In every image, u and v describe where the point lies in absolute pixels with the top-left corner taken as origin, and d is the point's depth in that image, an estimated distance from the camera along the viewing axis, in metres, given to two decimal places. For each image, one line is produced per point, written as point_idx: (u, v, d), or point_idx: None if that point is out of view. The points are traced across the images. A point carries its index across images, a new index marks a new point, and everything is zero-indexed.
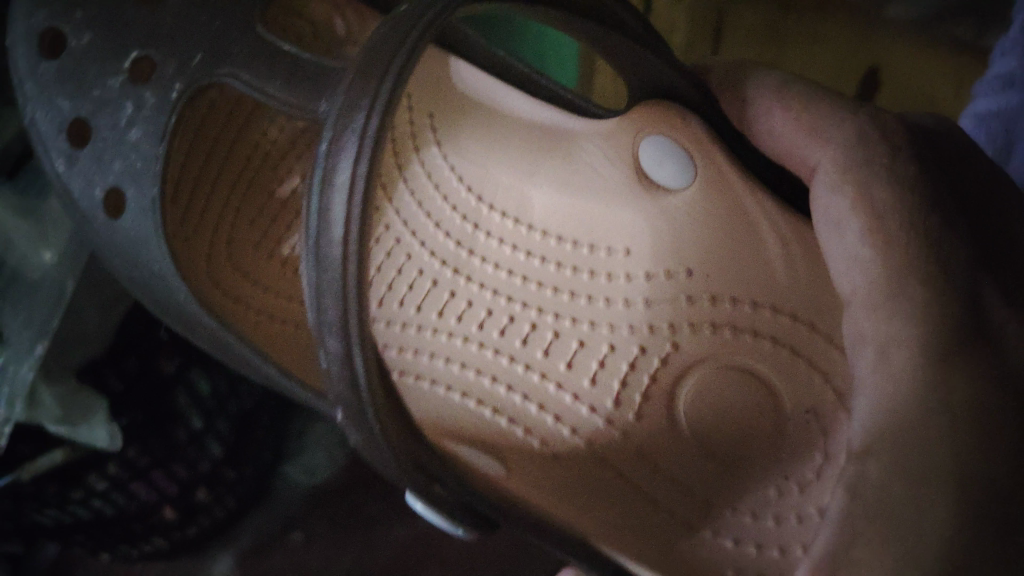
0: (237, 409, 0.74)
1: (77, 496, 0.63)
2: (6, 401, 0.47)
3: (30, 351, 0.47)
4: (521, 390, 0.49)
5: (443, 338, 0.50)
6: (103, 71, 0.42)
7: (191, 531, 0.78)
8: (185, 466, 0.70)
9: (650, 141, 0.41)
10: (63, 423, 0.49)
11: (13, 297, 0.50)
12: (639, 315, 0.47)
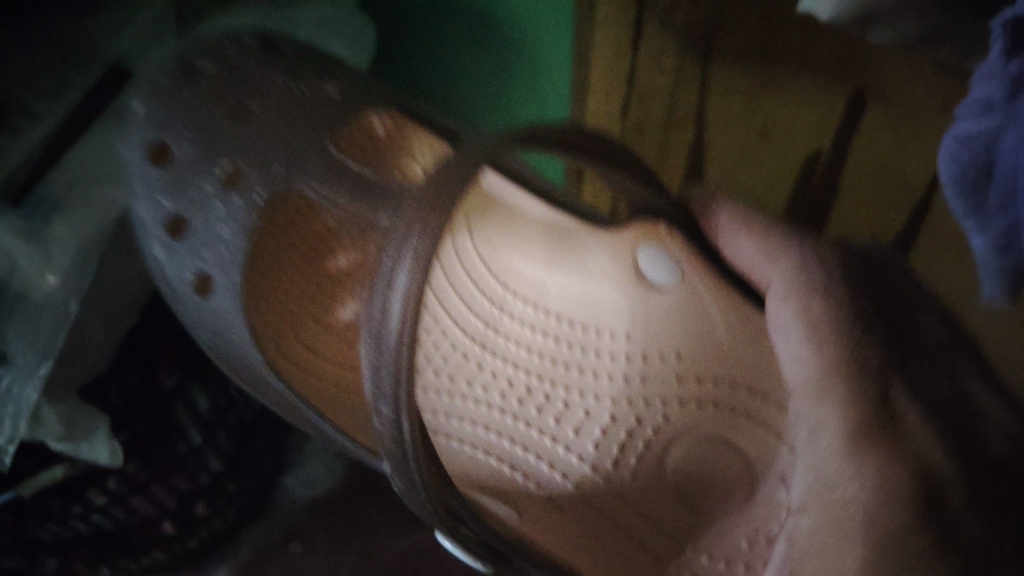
0: (238, 421, 0.75)
1: (77, 511, 0.64)
2: (9, 420, 0.45)
3: (33, 372, 0.45)
4: (535, 450, 0.54)
5: (470, 404, 0.55)
6: (199, 169, 0.40)
7: (191, 543, 0.78)
8: (186, 479, 0.70)
9: (645, 252, 0.45)
10: (64, 440, 0.49)
11: (13, 320, 0.45)
12: (636, 391, 0.53)
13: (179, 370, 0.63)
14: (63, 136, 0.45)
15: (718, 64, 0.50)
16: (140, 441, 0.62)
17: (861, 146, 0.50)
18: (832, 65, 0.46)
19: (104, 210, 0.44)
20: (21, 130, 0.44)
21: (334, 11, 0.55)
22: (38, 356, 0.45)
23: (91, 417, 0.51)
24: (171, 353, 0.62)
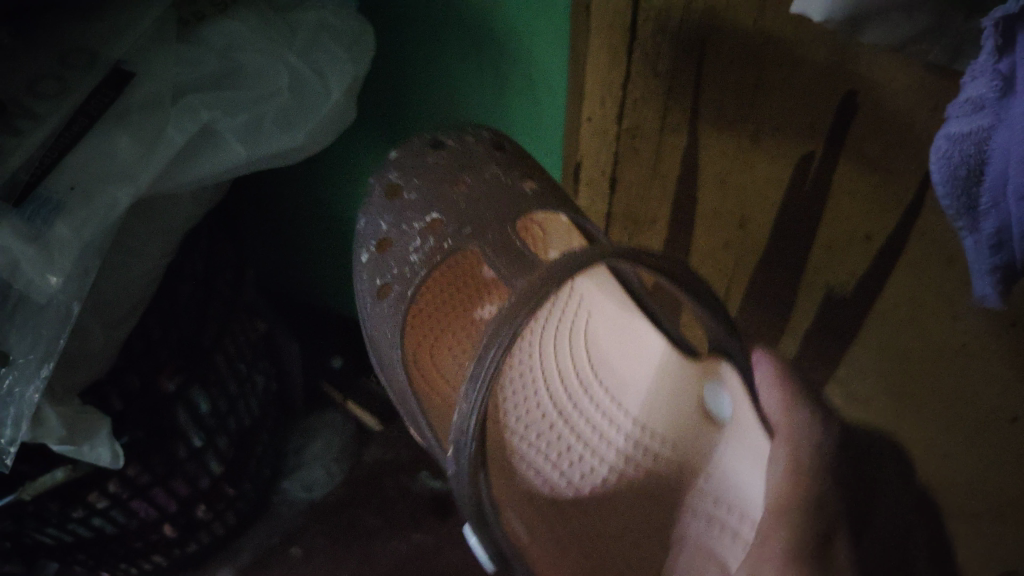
0: (237, 426, 0.76)
1: (77, 515, 0.65)
2: (12, 422, 0.46)
3: (37, 373, 0.46)
4: (556, 479, 0.60)
5: (530, 433, 0.62)
6: (416, 208, 0.51)
7: (191, 547, 0.80)
8: (186, 483, 0.72)
9: (713, 389, 0.53)
10: (65, 442, 0.49)
11: (18, 317, 0.45)
12: (646, 478, 0.61)
13: (182, 373, 0.63)
14: (63, 139, 0.44)
15: (709, 75, 0.50)
16: (140, 446, 0.63)
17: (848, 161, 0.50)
18: (814, 78, 0.46)
19: (107, 210, 0.45)
20: (20, 132, 0.43)
21: (334, 17, 0.53)
22: (39, 359, 0.46)
23: (92, 418, 0.51)
24: (169, 362, 0.62)
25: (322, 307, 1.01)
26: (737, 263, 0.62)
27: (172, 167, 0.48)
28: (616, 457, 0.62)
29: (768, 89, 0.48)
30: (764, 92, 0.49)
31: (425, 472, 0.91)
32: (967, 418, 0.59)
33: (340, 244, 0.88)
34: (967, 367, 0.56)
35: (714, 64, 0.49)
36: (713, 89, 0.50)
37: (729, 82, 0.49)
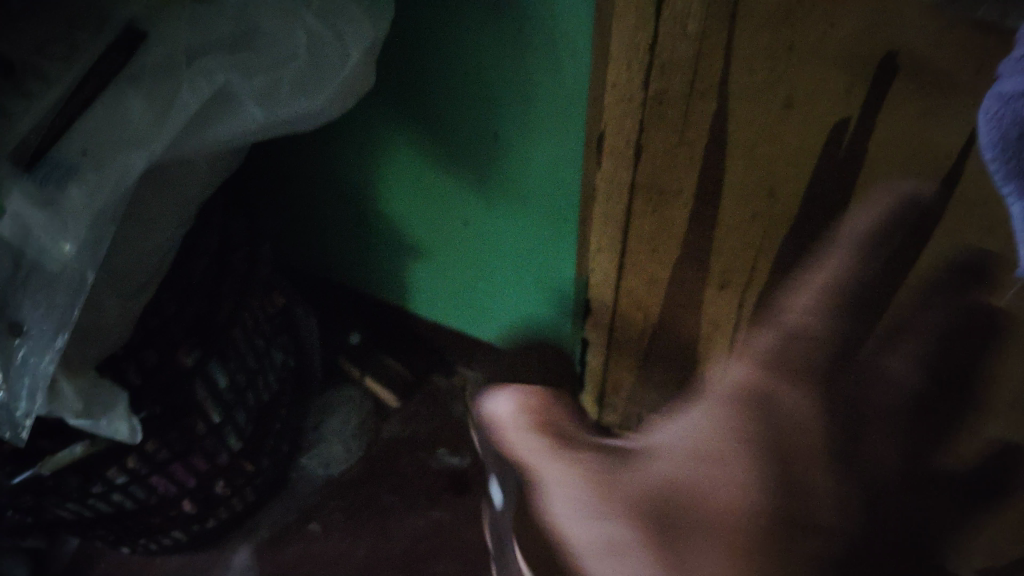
0: (255, 400, 0.76)
1: (97, 490, 0.65)
2: (28, 394, 0.47)
3: (50, 344, 0.46)
4: None
5: None
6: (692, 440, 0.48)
7: (210, 523, 0.81)
8: (205, 458, 0.72)
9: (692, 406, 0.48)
10: (84, 415, 0.50)
11: (31, 285, 0.45)
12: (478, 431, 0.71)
13: (198, 350, 0.63)
14: (74, 102, 0.43)
15: (740, 37, 0.48)
16: (159, 422, 0.62)
17: (886, 125, 0.48)
18: (850, 40, 0.44)
19: (121, 173, 0.45)
20: (31, 94, 0.42)
21: None
22: (53, 330, 0.46)
23: (110, 390, 0.52)
24: (185, 339, 0.61)
25: (336, 284, 1.01)
26: (765, 235, 0.60)
27: (186, 130, 0.47)
28: None
29: (803, 51, 0.47)
30: (797, 54, 0.47)
31: (443, 450, 0.94)
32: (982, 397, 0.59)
33: (355, 219, 0.87)
34: (981, 347, 0.56)
35: (747, 24, 0.47)
36: (744, 51, 0.48)
37: (762, 43, 0.48)
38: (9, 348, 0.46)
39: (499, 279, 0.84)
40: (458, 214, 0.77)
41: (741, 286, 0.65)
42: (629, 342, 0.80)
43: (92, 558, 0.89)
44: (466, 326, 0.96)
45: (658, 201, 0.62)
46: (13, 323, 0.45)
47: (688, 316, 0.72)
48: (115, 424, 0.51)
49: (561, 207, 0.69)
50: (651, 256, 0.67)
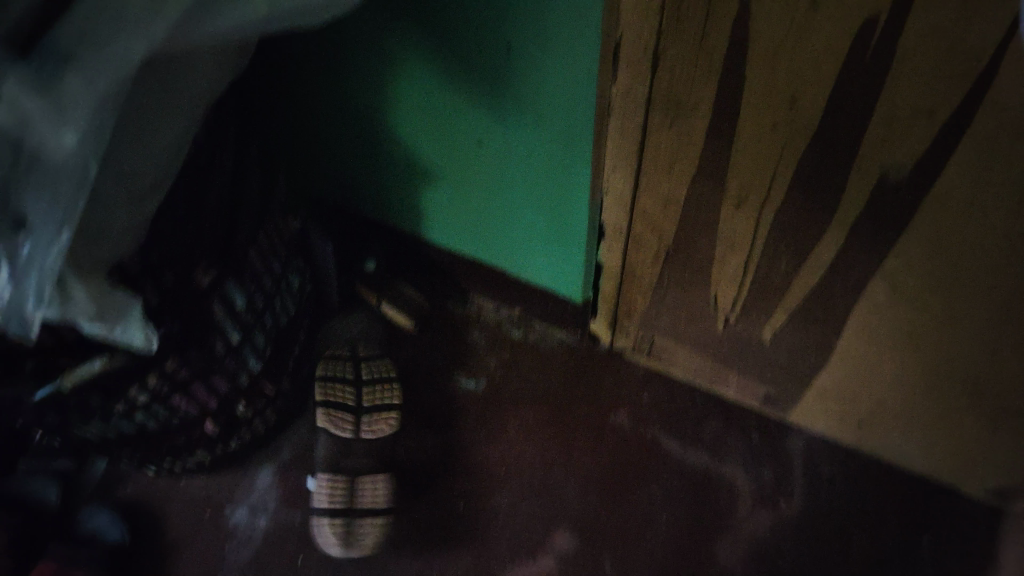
0: (273, 322, 0.77)
1: (120, 408, 0.66)
2: (36, 288, 0.47)
3: (55, 238, 0.46)
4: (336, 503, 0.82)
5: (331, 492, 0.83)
6: None
7: (233, 445, 0.83)
8: (226, 378, 0.73)
9: None
10: (96, 321, 0.51)
11: (31, 176, 0.44)
12: (338, 482, 0.83)
13: (215, 270, 0.64)
14: None
15: None
16: (178, 338, 0.63)
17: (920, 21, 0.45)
18: None
19: (119, 64, 0.42)
20: None
21: None
22: (54, 228, 0.46)
23: (123, 299, 0.53)
24: (202, 261, 0.63)
25: (354, 212, 1.02)
26: (785, 149, 0.58)
27: (187, 18, 0.44)
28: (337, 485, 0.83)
29: None
30: None
31: (458, 373, 0.99)
32: (976, 313, 0.61)
33: (367, 142, 0.86)
34: (986, 263, 0.56)
35: None
36: None
37: None
38: (13, 240, 0.47)
39: (512, 204, 0.82)
40: (472, 134, 0.75)
41: (759, 205, 0.63)
42: (640, 267, 0.79)
43: (120, 479, 0.93)
44: (479, 253, 0.96)
45: (675, 114, 0.60)
46: (18, 216, 0.46)
47: (704, 240, 0.70)
48: (129, 330, 0.53)
49: (578, 119, 0.67)
50: (667, 173, 0.66)
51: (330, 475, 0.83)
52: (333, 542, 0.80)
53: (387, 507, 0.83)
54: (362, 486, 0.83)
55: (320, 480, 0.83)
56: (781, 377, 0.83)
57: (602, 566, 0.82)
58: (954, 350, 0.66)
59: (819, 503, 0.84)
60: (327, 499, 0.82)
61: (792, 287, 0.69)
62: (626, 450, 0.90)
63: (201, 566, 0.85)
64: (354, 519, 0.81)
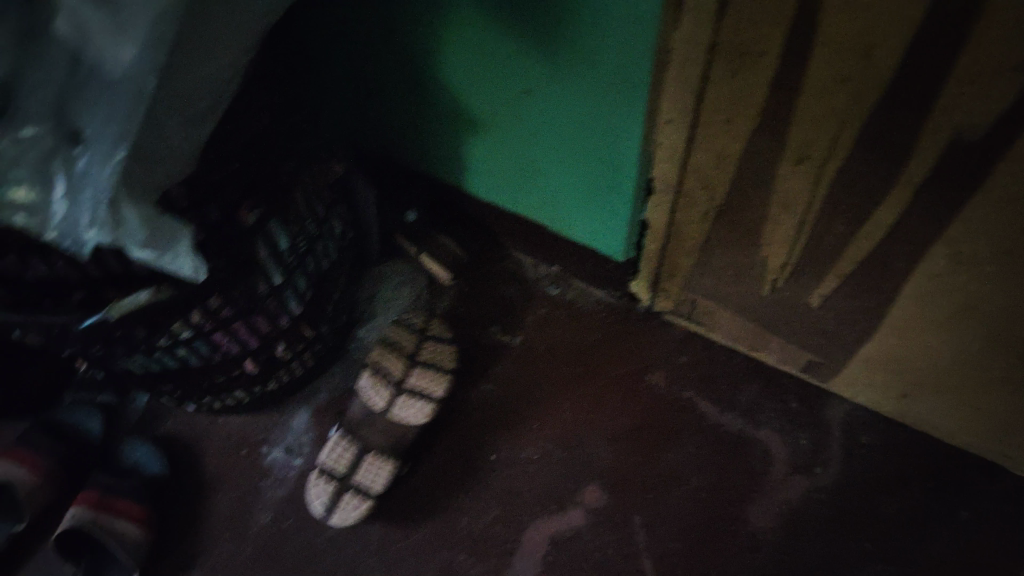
0: (315, 265, 0.77)
1: (164, 343, 0.67)
2: (91, 205, 0.46)
3: (112, 155, 0.46)
4: (337, 463, 0.83)
5: (331, 454, 0.84)
6: None
7: (271, 385, 0.85)
8: (268, 319, 0.74)
9: None
10: (149, 247, 0.49)
11: (92, 91, 0.45)
12: (342, 444, 0.84)
13: (262, 207, 0.63)
14: None
15: None
16: (224, 275, 0.63)
17: None
18: None
19: None
20: None
21: None
22: (112, 141, 0.46)
23: (174, 225, 0.50)
24: (248, 198, 0.62)
25: (399, 161, 1.01)
26: (853, 105, 0.55)
27: None
28: (340, 446, 0.84)
29: None
30: None
31: (494, 328, 0.98)
32: None
33: (413, 88, 0.84)
34: None
35: None
36: None
37: None
38: (70, 153, 0.46)
39: (558, 158, 0.80)
40: (520, 83, 0.73)
41: (820, 163, 0.61)
42: (687, 225, 0.77)
43: (159, 415, 0.95)
44: (521, 208, 0.94)
45: (739, 63, 0.58)
46: (76, 129, 0.46)
47: (758, 199, 0.68)
48: (179, 259, 0.50)
49: (631, 71, 0.64)
50: (725, 126, 0.64)
51: (341, 441, 0.84)
52: (308, 500, 0.83)
53: (376, 492, 0.81)
54: (364, 467, 0.82)
55: (337, 441, 0.85)
56: (826, 344, 0.81)
57: (630, 524, 0.82)
58: (1012, 323, 0.63)
59: (855, 473, 0.83)
60: (328, 462, 0.83)
61: (846, 251, 0.67)
62: (660, 411, 0.89)
63: (237, 502, 0.87)
64: (346, 490, 0.82)
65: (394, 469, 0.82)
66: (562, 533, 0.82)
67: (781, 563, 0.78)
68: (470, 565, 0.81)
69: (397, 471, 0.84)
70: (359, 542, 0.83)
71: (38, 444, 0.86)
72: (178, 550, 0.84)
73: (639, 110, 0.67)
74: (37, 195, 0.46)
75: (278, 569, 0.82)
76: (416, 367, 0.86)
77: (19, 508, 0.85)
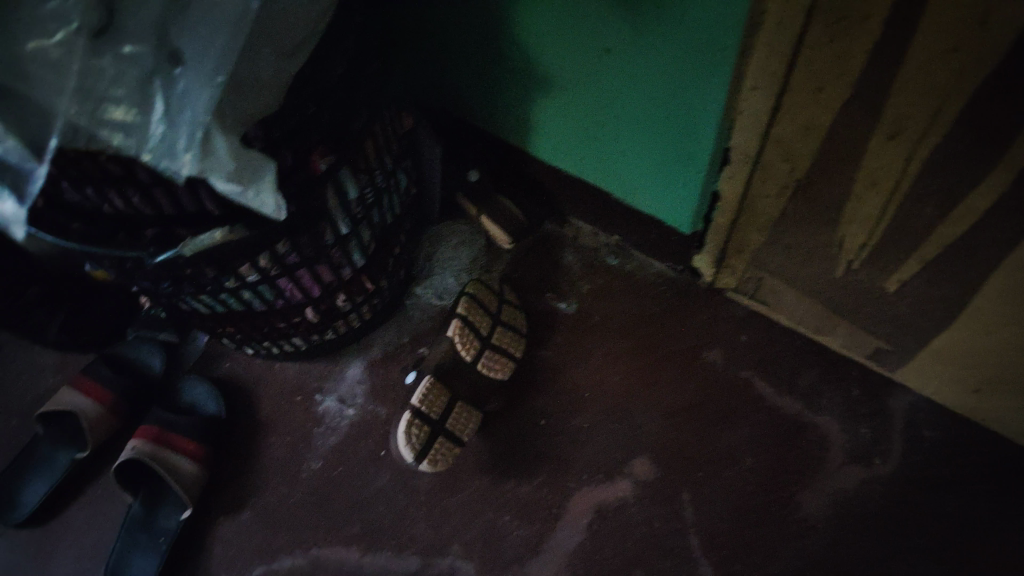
0: (380, 219, 0.77)
1: (230, 285, 0.68)
2: (187, 131, 0.49)
3: (212, 80, 0.49)
4: (428, 408, 0.79)
5: (418, 396, 0.79)
6: None
7: (328, 334, 0.86)
8: (330, 269, 0.74)
9: None
10: (233, 180, 0.50)
11: (194, 14, 0.49)
12: (429, 389, 0.79)
13: (334, 155, 0.63)
14: None
15: None
16: (292, 222, 0.63)
17: None
18: None
19: None
20: None
21: None
22: (214, 63, 0.49)
23: (259, 161, 0.52)
24: (320, 144, 0.62)
25: (465, 120, 1.00)
26: (960, 77, 0.51)
27: None
28: (427, 391, 0.79)
29: None
30: None
31: (551, 295, 0.97)
32: None
33: (487, 44, 0.82)
34: None
35: None
36: None
37: None
38: (169, 73, 0.49)
39: (632, 124, 0.78)
40: (601, 41, 0.70)
41: (915, 138, 0.58)
42: (761, 199, 0.75)
43: (217, 357, 0.97)
44: (586, 173, 0.92)
45: (839, 29, 0.54)
46: (175, 50, 0.49)
47: (842, 174, 0.65)
48: (262, 195, 0.51)
49: (721, 31, 0.61)
50: (814, 97, 0.61)
51: (435, 385, 0.80)
52: (405, 445, 0.76)
53: (464, 439, 0.81)
54: (454, 416, 0.80)
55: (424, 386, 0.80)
56: (897, 331, 0.78)
57: (679, 499, 0.81)
58: None
59: (917, 466, 0.80)
60: (421, 405, 0.78)
61: (932, 235, 0.64)
62: (715, 389, 0.88)
63: (289, 447, 0.89)
64: (438, 436, 0.79)
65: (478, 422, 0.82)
66: (610, 503, 0.82)
67: (833, 551, 0.76)
68: (515, 526, 0.81)
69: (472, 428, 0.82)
70: (407, 495, 0.84)
71: (102, 375, 0.90)
72: (231, 489, 0.86)
73: (724, 70, 0.64)
74: (139, 113, 0.49)
75: (326, 515, 0.84)
76: (486, 349, 0.85)
77: (83, 438, 0.89)
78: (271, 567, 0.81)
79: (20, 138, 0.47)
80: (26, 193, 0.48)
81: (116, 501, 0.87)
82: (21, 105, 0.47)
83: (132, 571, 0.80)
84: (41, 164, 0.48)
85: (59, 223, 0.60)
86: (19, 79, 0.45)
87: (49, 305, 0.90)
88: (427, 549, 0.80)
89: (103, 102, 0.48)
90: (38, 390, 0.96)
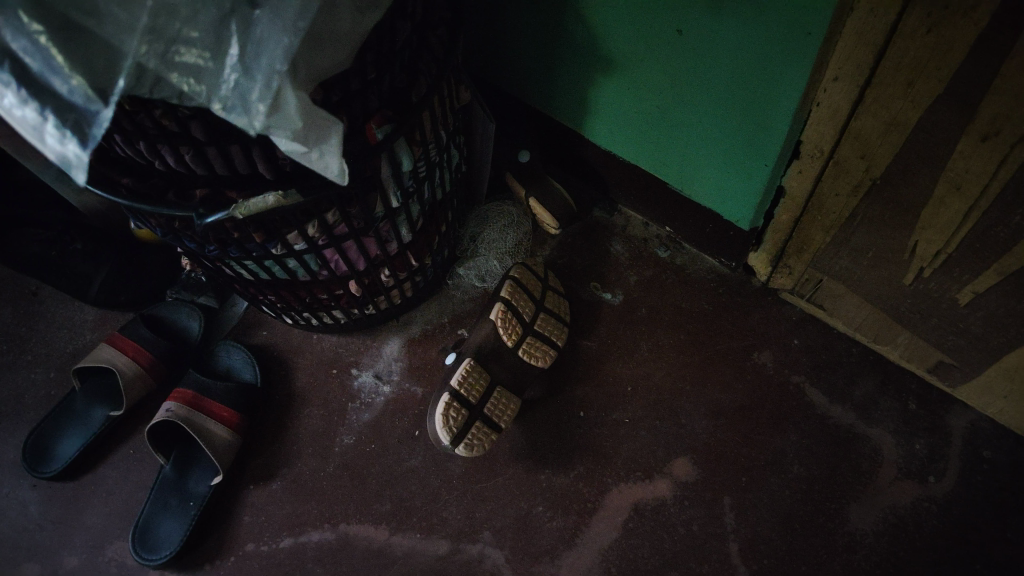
0: (430, 194, 0.75)
1: (275, 253, 0.67)
2: (263, 81, 0.48)
3: (295, 27, 0.47)
4: (465, 385, 0.77)
5: (457, 373, 0.77)
6: None
7: (369, 308, 0.85)
8: (378, 243, 0.73)
9: None
10: (298, 140, 0.50)
11: None
12: (468, 366, 0.78)
13: (391, 125, 0.60)
14: None
15: None
16: (345, 193, 0.61)
17: None
18: None
19: None
20: None
21: None
22: (296, 12, 0.47)
23: (324, 120, 0.51)
24: (379, 110, 0.60)
25: (522, 99, 0.98)
26: None
27: None
28: (466, 368, 0.78)
29: None
30: None
31: (596, 285, 0.94)
32: None
33: (552, 19, 0.80)
34: None
35: None
36: None
37: None
38: (247, 16, 0.47)
39: (697, 110, 0.74)
40: (674, 19, 0.67)
41: (1011, 142, 0.53)
42: (830, 198, 0.71)
43: (256, 324, 0.96)
44: (642, 159, 0.88)
45: (939, 18, 0.51)
46: None
47: (924, 176, 0.61)
48: (325, 158, 0.51)
49: (803, 14, 0.57)
50: (903, 93, 0.57)
51: (476, 368, 0.78)
52: (443, 427, 0.74)
53: (501, 426, 0.79)
54: (493, 400, 0.79)
55: (464, 367, 0.78)
56: (964, 346, 0.74)
57: (720, 503, 0.78)
58: None
59: (975, 488, 0.76)
60: (461, 387, 0.77)
61: (1017, 248, 0.60)
62: (764, 392, 0.84)
63: (323, 420, 0.88)
64: (475, 420, 0.77)
65: (517, 410, 0.80)
66: (647, 502, 0.79)
67: (881, 570, 0.73)
68: (549, 518, 0.79)
69: (512, 414, 0.80)
70: (439, 478, 0.82)
71: (141, 334, 0.90)
72: (263, 457, 0.86)
73: (803, 59, 0.61)
74: (211, 58, 0.47)
75: (357, 492, 0.82)
76: (528, 335, 0.82)
77: (120, 397, 0.89)
78: (299, 540, 0.80)
79: (87, 76, 0.44)
80: (88, 136, 0.45)
81: (149, 461, 0.87)
82: (87, 41, 0.44)
83: (161, 532, 0.79)
84: (108, 106, 0.45)
85: (111, 178, 0.61)
86: (85, 13, 0.43)
87: (95, 260, 0.90)
88: (457, 535, 0.79)
89: (174, 44, 0.46)
90: (77, 345, 0.96)
